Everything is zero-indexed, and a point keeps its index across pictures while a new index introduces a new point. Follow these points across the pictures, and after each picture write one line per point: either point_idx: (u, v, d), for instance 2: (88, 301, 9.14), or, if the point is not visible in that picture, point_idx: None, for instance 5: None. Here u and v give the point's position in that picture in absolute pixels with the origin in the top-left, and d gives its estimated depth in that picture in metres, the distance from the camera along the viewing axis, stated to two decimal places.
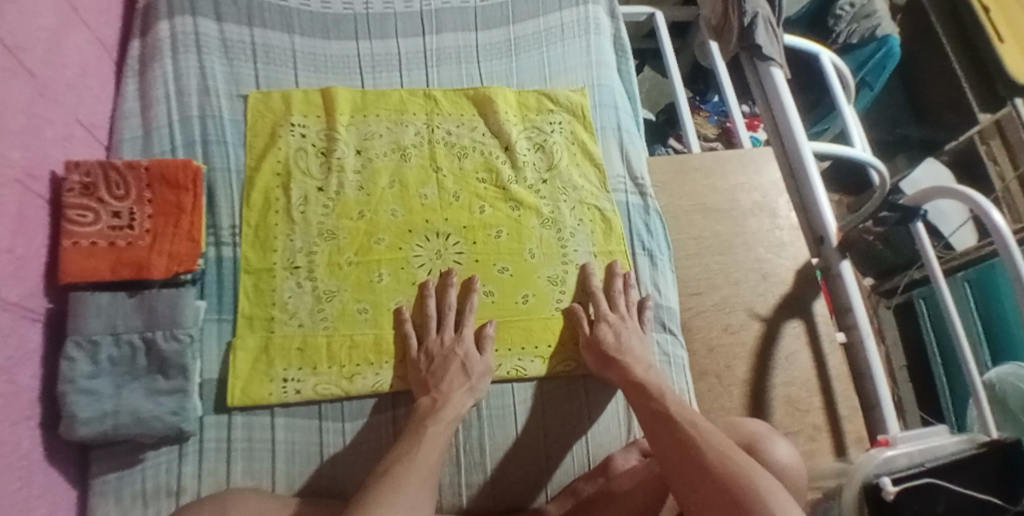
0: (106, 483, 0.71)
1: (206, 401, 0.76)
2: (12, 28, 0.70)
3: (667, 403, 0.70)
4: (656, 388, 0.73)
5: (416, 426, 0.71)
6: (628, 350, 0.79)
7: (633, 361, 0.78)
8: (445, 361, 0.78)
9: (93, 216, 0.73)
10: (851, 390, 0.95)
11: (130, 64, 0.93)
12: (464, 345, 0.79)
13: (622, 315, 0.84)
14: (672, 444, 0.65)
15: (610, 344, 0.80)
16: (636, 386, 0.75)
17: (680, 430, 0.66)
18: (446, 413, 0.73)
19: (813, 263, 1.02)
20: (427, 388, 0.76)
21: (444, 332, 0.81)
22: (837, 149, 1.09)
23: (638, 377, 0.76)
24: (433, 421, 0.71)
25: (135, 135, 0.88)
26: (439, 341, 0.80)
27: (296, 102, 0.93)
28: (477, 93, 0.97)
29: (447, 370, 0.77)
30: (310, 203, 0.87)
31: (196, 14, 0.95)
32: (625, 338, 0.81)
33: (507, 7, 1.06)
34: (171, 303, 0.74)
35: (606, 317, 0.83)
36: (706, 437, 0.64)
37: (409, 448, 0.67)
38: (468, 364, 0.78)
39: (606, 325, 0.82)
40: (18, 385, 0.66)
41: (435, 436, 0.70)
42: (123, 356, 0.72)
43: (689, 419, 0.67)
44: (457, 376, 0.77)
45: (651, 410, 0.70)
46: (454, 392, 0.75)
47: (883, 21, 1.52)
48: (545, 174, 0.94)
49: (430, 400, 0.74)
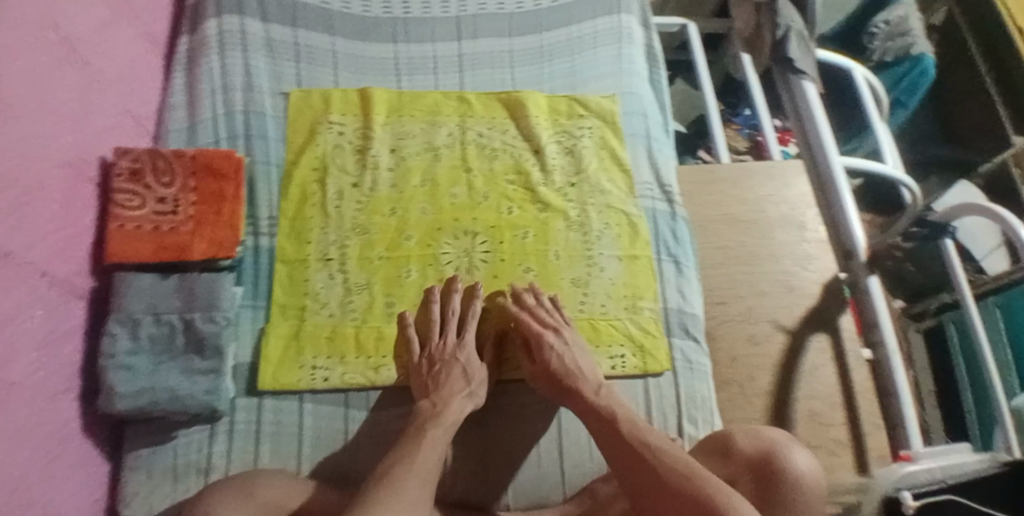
0: (139, 458, 0.75)
1: (238, 383, 0.79)
2: (53, 11, 0.73)
3: (619, 424, 0.68)
4: (609, 412, 0.70)
5: (415, 429, 0.69)
6: (579, 373, 0.76)
7: (581, 385, 0.75)
8: (447, 365, 0.77)
9: (139, 201, 0.77)
10: (875, 406, 0.93)
11: (179, 59, 0.98)
12: (465, 351, 0.79)
13: (559, 329, 0.80)
14: (629, 469, 0.63)
15: (560, 371, 0.76)
16: (594, 415, 0.71)
17: (637, 451, 0.64)
18: (447, 416, 0.71)
19: (840, 278, 1.01)
20: (428, 392, 0.75)
21: (447, 338, 0.81)
22: (867, 165, 1.08)
23: (592, 407, 0.72)
24: (435, 425, 0.70)
25: (181, 127, 0.92)
26: (441, 346, 0.80)
27: (335, 101, 0.96)
28: (510, 98, 0.99)
29: (449, 374, 0.76)
30: (344, 198, 0.89)
31: (243, 14, 1.00)
32: (574, 360, 0.78)
33: (542, 15, 1.08)
34: (210, 287, 0.77)
35: (549, 340, 0.79)
36: (663, 455, 0.63)
37: (409, 449, 0.66)
38: (469, 370, 0.78)
39: (551, 350, 0.78)
40: (60, 358, 0.69)
41: (435, 439, 0.68)
42: (161, 335, 0.74)
43: (643, 440, 0.65)
44: (457, 381, 0.76)
45: (606, 435, 0.68)
46: (454, 397, 0.74)
47: (919, 40, 1.49)
48: (573, 178, 0.96)
49: (429, 402, 0.73)
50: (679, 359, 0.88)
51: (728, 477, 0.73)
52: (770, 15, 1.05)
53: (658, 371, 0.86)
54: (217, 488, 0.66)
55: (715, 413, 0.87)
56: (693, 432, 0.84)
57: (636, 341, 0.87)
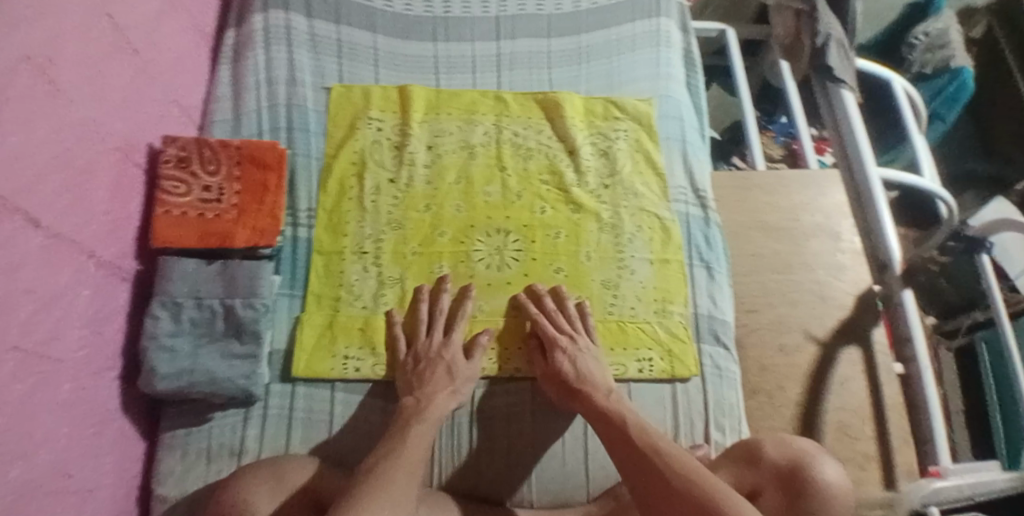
0: (175, 438, 0.76)
1: (273, 369, 0.80)
2: (122, 7, 0.75)
3: (629, 430, 0.70)
4: (617, 415, 0.73)
5: (399, 426, 0.71)
6: (588, 378, 0.78)
7: (594, 389, 0.77)
8: (432, 363, 0.78)
9: (185, 188, 0.79)
10: (905, 421, 0.92)
11: (225, 52, 1.00)
12: (450, 349, 0.79)
13: (574, 335, 0.82)
14: (637, 472, 0.66)
15: (570, 376, 0.78)
16: (601, 418, 0.73)
17: (644, 456, 0.67)
18: (432, 413, 0.73)
19: (874, 290, 1.00)
20: (411, 388, 0.76)
21: (433, 336, 0.81)
22: (906, 178, 1.06)
23: (600, 409, 0.74)
24: (420, 421, 0.71)
25: (226, 117, 0.95)
26: (427, 344, 0.80)
27: (375, 97, 0.97)
28: (546, 98, 1.00)
29: (433, 373, 0.77)
30: (381, 193, 0.91)
31: (288, 10, 1.02)
32: (585, 365, 0.79)
33: (580, 17, 1.08)
34: (250, 273, 0.78)
35: (561, 344, 0.80)
36: (669, 459, 0.66)
37: (394, 446, 0.67)
38: (454, 368, 0.78)
39: (562, 353, 0.80)
40: (103, 337, 0.71)
41: (418, 436, 0.69)
42: (202, 319, 0.76)
43: (653, 445, 0.68)
44: (441, 379, 0.76)
45: (614, 438, 0.71)
46: (438, 394, 0.75)
47: (959, 52, 1.46)
48: (606, 180, 0.96)
49: (413, 400, 0.74)
50: (708, 365, 0.88)
51: (754, 486, 0.73)
52: (811, 23, 1.05)
53: (686, 376, 0.86)
54: (250, 469, 0.68)
55: (742, 421, 0.86)
56: (720, 439, 0.84)
57: (664, 345, 0.87)
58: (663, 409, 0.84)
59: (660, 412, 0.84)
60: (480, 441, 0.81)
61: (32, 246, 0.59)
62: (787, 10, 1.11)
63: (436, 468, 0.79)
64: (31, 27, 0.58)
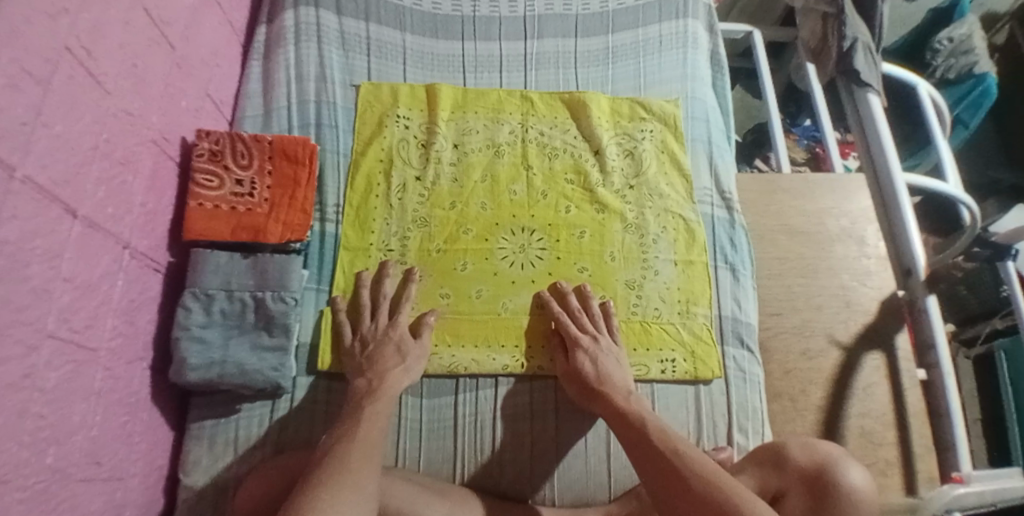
0: (203, 428, 0.78)
1: (300, 363, 0.82)
2: (160, 1, 0.76)
3: (648, 433, 0.70)
4: (638, 416, 0.73)
5: (353, 407, 0.71)
6: (607, 379, 0.78)
7: (614, 390, 0.77)
8: (380, 344, 0.79)
9: (218, 182, 0.80)
10: (929, 429, 0.91)
11: (256, 48, 1.01)
12: (398, 328, 0.80)
13: (595, 335, 0.82)
14: (657, 475, 0.66)
15: (589, 375, 0.79)
16: (620, 419, 0.74)
17: (664, 458, 0.67)
18: (384, 391, 0.73)
19: (899, 295, 0.99)
20: (362, 370, 0.77)
21: (377, 320, 0.81)
22: (934, 184, 1.05)
23: (622, 409, 0.74)
24: (373, 399, 0.72)
25: (256, 113, 0.96)
26: (373, 328, 0.81)
27: (403, 95, 0.98)
28: (572, 98, 1.00)
29: (383, 352, 0.78)
30: (408, 191, 0.92)
31: (319, 7, 1.03)
32: (606, 366, 0.80)
33: (608, 17, 1.08)
34: (280, 267, 0.80)
35: (581, 343, 0.81)
36: (690, 462, 0.65)
37: (350, 427, 0.67)
38: (404, 346, 0.79)
39: (583, 353, 0.80)
40: (136, 327, 0.72)
41: (372, 414, 0.70)
42: (233, 311, 0.78)
43: (674, 449, 0.68)
44: (392, 357, 0.77)
45: (634, 440, 0.71)
46: (389, 370, 0.76)
47: (982, 58, 1.45)
48: (632, 180, 0.96)
49: (365, 381, 0.75)
50: (732, 368, 0.88)
51: (779, 489, 0.73)
52: (837, 26, 1.05)
53: (708, 378, 0.86)
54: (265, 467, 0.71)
55: (765, 424, 0.86)
56: (743, 441, 0.84)
57: (688, 346, 0.87)
58: (686, 412, 0.84)
59: (684, 413, 0.84)
60: (503, 438, 0.81)
61: (69, 236, 0.60)
62: (814, 13, 1.10)
63: (457, 461, 0.80)
64: (74, 18, 0.59)
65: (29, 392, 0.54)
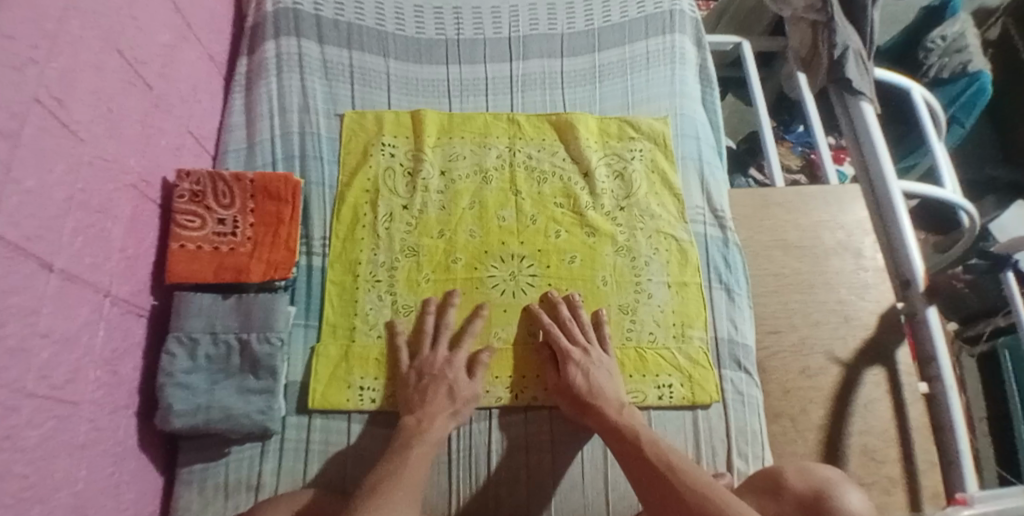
0: (192, 473, 0.76)
1: (289, 402, 0.80)
2: (132, 41, 0.75)
3: (642, 446, 0.70)
4: (630, 430, 0.73)
5: (402, 443, 0.72)
6: (600, 392, 0.77)
7: (606, 403, 0.76)
8: (435, 383, 0.78)
9: (200, 222, 0.79)
10: (932, 444, 0.89)
11: (238, 80, 1.00)
12: (454, 368, 0.79)
13: (586, 348, 0.81)
14: (652, 492, 0.66)
15: (582, 389, 0.77)
16: (612, 433, 0.73)
17: (659, 472, 0.67)
18: (431, 435, 0.73)
19: (898, 307, 0.98)
20: (412, 408, 0.77)
21: (437, 350, 0.81)
22: (931, 191, 1.02)
23: (612, 423, 0.74)
24: (419, 442, 0.72)
25: (239, 147, 0.94)
26: (431, 359, 0.80)
27: (388, 122, 0.97)
28: (560, 119, 0.99)
29: (435, 393, 0.77)
30: (394, 220, 0.90)
31: (300, 36, 1.02)
32: (596, 380, 0.78)
33: (594, 36, 1.07)
34: (265, 307, 0.79)
35: (572, 355, 0.80)
36: (687, 475, 0.66)
37: (393, 467, 0.68)
38: (455, 388, 0.78)
39: (575, 366, 0.79)
40: (120, 376, 0.70)
41: (419, 456, 0.70)
42: (218, 354, 0.77)
43: (669, 463, 0.68)
44: (440, 401, 0.77)
45: (630, 454, 0.70)
46: (438, 416, 0.76)
47: (976, 56, 1.41)
48: (622, 202, 0.95)
49: (414, 420, 0.75)
50: (730, 391, 0.86)
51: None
52: (827, 34, 1.01)
53: (707, 402, 0.84)
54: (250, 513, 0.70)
55: (763, 444, 0.84)
56: (742, 467, 0.82)
57: (685, 371, 0.85)
58: (684, 435, 0.83)
59: (681, 438, 0.83)
60: (498, 464, 0.80)
61: (46, 289, 0.57)
62: (802, 21, 1.07)
63: (453, 496, 0.78)
64: (41, 68, 0.57)
65: (11, 453, 0.51)
